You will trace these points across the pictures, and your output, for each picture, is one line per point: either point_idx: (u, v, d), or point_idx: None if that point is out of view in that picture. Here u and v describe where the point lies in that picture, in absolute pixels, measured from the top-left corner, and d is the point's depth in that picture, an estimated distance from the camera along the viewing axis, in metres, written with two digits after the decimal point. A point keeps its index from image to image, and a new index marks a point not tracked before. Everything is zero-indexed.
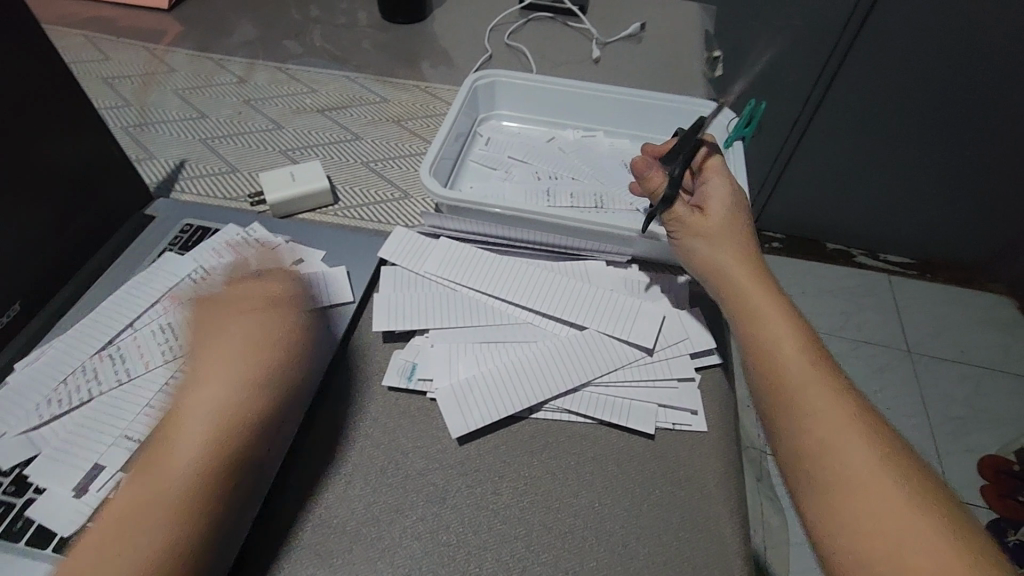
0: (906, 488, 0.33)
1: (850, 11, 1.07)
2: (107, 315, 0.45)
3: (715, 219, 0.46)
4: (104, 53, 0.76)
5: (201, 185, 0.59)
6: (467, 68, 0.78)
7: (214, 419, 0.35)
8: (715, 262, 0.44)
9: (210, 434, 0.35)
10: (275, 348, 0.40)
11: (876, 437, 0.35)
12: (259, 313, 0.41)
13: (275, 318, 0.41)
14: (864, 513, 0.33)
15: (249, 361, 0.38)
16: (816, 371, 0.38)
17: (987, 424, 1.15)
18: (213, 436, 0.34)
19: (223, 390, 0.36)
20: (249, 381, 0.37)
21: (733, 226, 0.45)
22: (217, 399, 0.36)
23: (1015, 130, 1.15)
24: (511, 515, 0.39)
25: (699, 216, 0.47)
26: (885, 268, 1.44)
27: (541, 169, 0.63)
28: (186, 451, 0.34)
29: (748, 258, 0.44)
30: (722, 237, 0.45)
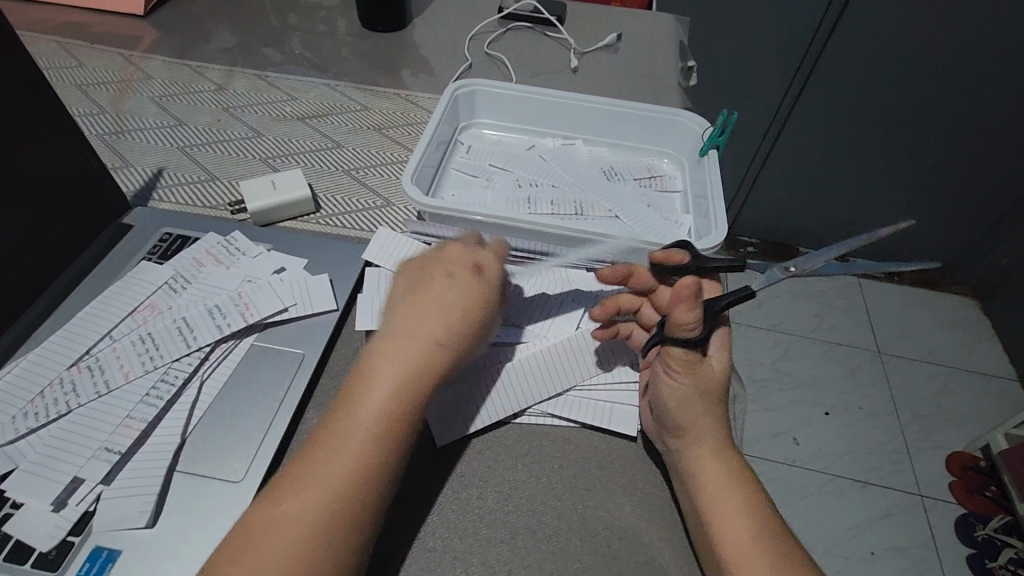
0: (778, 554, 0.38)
1: (818, 20, 1.12)
2: (86, 325, 0.44)
3: (705, 373, 0.43)
4: (78, 59, 0.75)
5: (180, 194, 0.59)
6: (447, 76, 0.79)
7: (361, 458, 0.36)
8: (679, 400, 0.42)
9: (359, 468, 0.36)
10: (422, 375, 0.39)
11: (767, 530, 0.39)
12: (419, 327, 0.40)
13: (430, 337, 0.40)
14: (727, 523, 0.39)
15: (388, 390, 0.38)
16: (727, 483, 0.41)
17: (954, 422, 1.19)
18: (377, 438, 0.37)
19: (397, 393, 0.38)
20: (386, 413, 0.37)
21: (710, 383, 0.43)
22: (391, 401, 0.38)
23: (971, 138, 1.20)
24: (497, 519, 0.40)
25: (700, 368, 0.42)
26: (854, 271, 1.48)
27: (522, 177, 0.64)
28: (352, 448, 0.36)
29: (707, 404, 0.43)
30: (698, 383, 0.42)
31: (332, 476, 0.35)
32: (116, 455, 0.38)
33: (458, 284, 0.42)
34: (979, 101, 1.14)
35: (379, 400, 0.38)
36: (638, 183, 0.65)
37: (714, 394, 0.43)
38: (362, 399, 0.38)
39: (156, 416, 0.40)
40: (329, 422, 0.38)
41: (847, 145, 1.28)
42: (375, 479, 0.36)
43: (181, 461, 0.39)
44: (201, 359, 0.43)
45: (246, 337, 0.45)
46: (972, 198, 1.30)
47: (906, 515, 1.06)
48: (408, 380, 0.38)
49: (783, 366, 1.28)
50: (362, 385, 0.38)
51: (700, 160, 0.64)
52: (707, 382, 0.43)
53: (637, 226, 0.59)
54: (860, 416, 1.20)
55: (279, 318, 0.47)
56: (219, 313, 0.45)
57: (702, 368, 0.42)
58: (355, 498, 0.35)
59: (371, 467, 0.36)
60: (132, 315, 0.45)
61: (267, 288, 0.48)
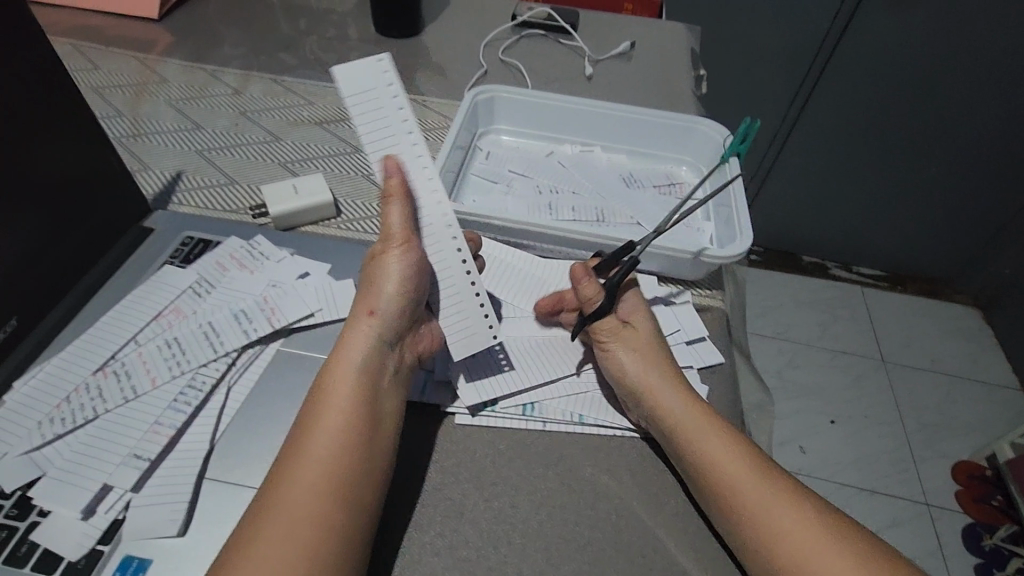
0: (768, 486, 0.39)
1: (826, 29, 1.12)
2: (111, 330, 0.44)
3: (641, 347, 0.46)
4: (93, 62, 0.74)
5: (200, 197, 0.58)
6: (462, 82, 0.79)
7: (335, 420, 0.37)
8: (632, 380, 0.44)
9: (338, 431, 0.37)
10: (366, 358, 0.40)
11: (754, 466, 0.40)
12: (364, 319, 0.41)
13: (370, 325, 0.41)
14: (718, 474, 0.40)
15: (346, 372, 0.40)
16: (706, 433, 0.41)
17: (959, 431, 1.19)
18: (343, 448, 0.36)
19: (347, 394, 0.38)
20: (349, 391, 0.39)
21: (651, 355, 0.45)
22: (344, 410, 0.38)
23: (975, 148, 1.20)
24: (530, 529, 0.39)
25: (620, 334, 0.46)
26: (859, 280, 1.49)
27: (542, 183, 0.64)
28: (318, 459, 0.36)
29: (658, 371, 0.44)
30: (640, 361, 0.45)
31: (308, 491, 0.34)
32: (146, 462, 0.37)
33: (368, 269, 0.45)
34: (985, 112, 1.14)
35: (336, 411, 0.38)
36: (658, 190, 0.65)
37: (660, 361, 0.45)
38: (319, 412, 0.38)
39: (184, 422, 0.40)
40: (292, 447, 0.37)
41: (851, 154, 1.28)
42: (354, 485, 0.36)
43: (210, 468, 0.38)
44: (228, 365, 0.43)
45: (272, 342, 0.45)
46: (975, 207, 1.31)
47: (914, 524, 1.06)
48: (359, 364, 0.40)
49: (789, 374, 1.28)
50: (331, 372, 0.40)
51: (721, 167, 0.64)
52: (637, 348, 0.46)
53: (659, 234, 0.59)
54: (867, 424, 1.20)
55: (306, 323, 0.46)
56: (245, 318, 0.45)
57: (631, 334, 0.46)
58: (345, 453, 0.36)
59: (341, 453, 0.36)
60: (157, 320, 0.45)
61: (293, 293, 0.47)
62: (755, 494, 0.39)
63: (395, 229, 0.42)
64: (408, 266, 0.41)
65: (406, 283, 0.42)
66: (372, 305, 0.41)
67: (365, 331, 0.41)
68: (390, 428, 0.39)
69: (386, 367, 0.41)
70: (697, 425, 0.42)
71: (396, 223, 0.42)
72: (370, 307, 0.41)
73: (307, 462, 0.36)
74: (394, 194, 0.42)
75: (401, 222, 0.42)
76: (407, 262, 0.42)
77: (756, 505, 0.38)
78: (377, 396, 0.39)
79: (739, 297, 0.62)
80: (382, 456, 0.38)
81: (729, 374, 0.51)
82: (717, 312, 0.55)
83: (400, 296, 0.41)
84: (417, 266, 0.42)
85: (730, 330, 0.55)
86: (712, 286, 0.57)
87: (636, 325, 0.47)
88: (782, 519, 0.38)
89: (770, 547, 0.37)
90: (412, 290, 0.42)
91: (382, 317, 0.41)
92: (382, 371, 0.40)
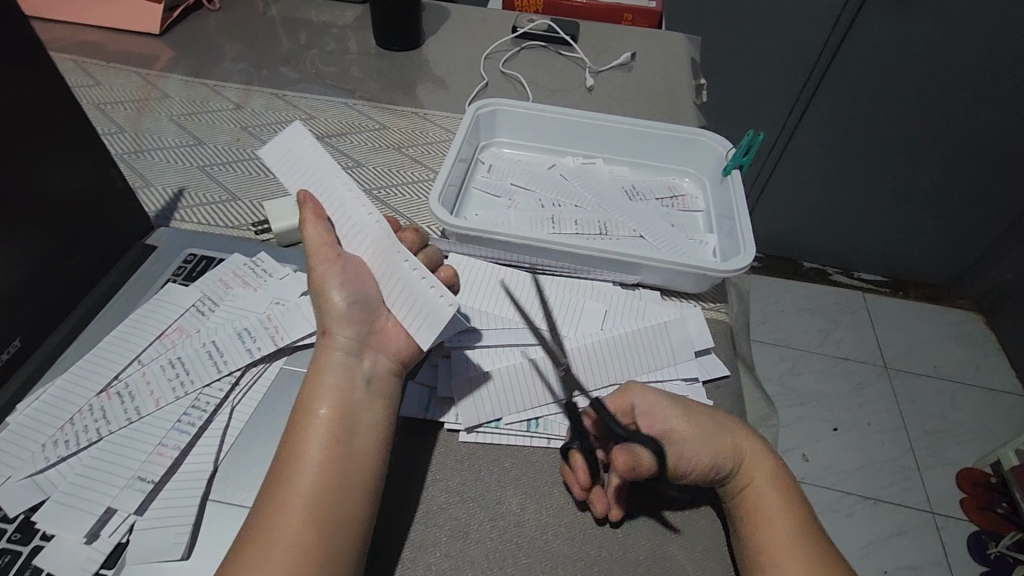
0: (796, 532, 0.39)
1: (824, 38, 1.13)
2: (115, 348, 0.44)
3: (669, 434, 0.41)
4: (95, 78, 0.75)
5: (202, 214, 0.58)
6: (462, 94, 0.79)
7: (330, 425, 0.36)
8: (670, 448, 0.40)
9: (328, 439, 0.36)
10: (326, 380, 0.38)
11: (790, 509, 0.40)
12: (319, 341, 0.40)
13: (324, 344, 0.39)
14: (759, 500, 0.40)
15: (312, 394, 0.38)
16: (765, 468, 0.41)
17: (964, 437, 1.18)
18: (330, 471, 0.35)
19: (326, 409, 0.37)
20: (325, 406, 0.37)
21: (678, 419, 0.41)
22: (329, 433, 0.36)
23: (974, 154, 1.20)
24: (536, 549, 0.39)
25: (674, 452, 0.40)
26: (860, 286, 1.49)
27: (544, 196, 0.64)
28: (308, 468, 0.35)
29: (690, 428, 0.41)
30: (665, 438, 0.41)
31: (295, 513, 0.33)
32: (150, 484, 0.37)
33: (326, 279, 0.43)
34: (983, 118, 1.15)
35: (320, 433, 0.36)
36: (660, 202, 0.65)
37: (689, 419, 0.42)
38: (302, 437, 0.36)
39: (188, 444, 0.39)
40: (275, 471, 0.36)
41: (850, 161, 1.29)
42: (341, 507, 0.35)
43: (214, 489, 0.38)
44: (231, 385, 0.43)
45: (275, 360, 0.45)
46: (975, 213, 1.31)
47: (918, 532, 1.05)
48: (321, 384, 0.38)
49: (791, 381, 1.28)
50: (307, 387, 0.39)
51: (723, 179, 0.64)
52: (685, 434, 0.41)
53: (662, 246, 0.59)
54: (870, 431, 1.19)
55: (308, 341, 0.46)
56: (248, 336, 0.45)
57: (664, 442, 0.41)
58: (336, 461, 0.36)
59: (330, 463, 0.35)
60: (161, 339, 0.45)
61: (296, 311, 0.47)
62: (765, 505, 0.40)
63: (313, 246, 0.41)
64: (338, 275, 0.40)
65: (348, 293, 0.39)
66: (324, 323, 0.40)
67: (326, 349, 0.39)
68: (374, 450, 0.37)
69: (358, 379, 0.39)
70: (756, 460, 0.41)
71: (312, 240, 0.41)
72: (324, 326, 0.40)
73: (295, 480, 0.35)
74: (304, 219, 0.42)
75: (322, 238, 0.41)
76: (337, 271, 0.40)
77: (768, 515, 0.39)
78: (356, 413, 0.37)
79: (742, 309, 0.63)
80: (371, 472, 0.37)
81: (734, 388, 0.51)
82: (722, 326, 0.55)
83: (343, 303, 0.39)
84: (346, 273, 0.40)
85: (734, 344, 0.55)
86: (716, 300, 0.57)
87: (661, 417, 0.41)
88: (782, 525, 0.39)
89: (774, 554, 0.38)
90: (357, 296, 0.40)
91: (338, 331, 0.39)
92: (353, 383, 0.38)
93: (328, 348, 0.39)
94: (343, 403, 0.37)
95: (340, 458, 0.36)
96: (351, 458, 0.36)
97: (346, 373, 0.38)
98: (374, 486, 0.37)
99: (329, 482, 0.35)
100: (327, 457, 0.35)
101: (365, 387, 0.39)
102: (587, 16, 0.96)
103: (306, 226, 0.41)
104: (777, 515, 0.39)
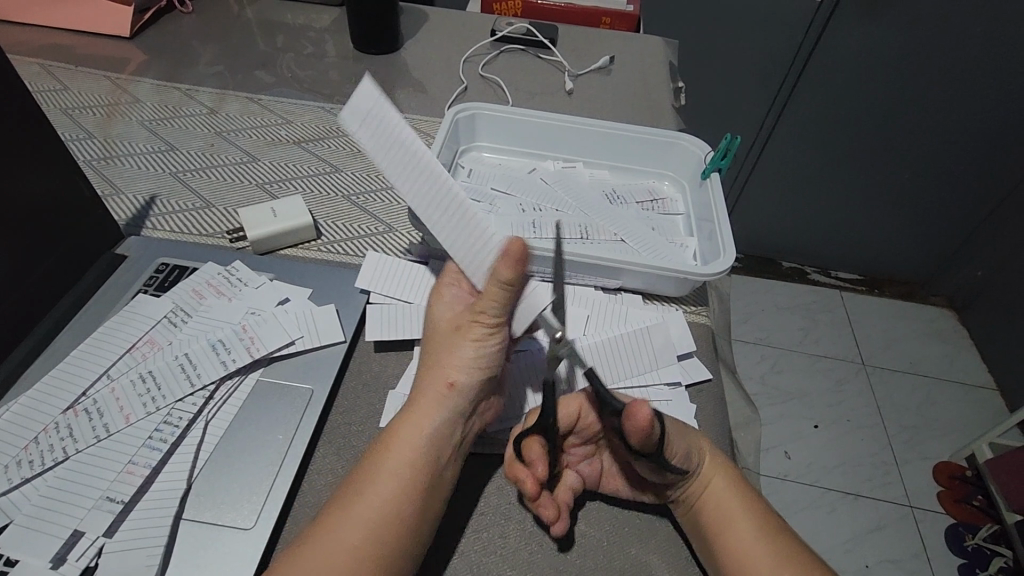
0: (763, 533, 0.40)
1: (798, 44, 1.14)
2: (81, 363, 0.42)
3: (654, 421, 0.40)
4: (62, 82, 0.72)
5: (175, 221, 0.57)
6: (441, 98, 0.78)
7: (406, 473, 0.37)
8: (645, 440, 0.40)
9: (400, 486, 0.36)
10: (433, 435, 0.38)
11: (754, 512, 0.41)
12: (435, 387, 0.39)
13: (442, 396, 0.39)
14: (724, 513, 0.40)
15: (413, 445, 0.37)
16: (723, 480, 0.41)
17: (939, 432, 1.21)
18: (384, 521, 0.35)
19: (410, 458, 0.37)
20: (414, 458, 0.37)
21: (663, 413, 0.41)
22: (393, 486, 0.36)
23: (945, 154, 1.23)
24: (520, 560, 0.39)
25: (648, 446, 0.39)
26: (838, 284, 1.51)
27: (525, 201, 0.63)
28: (369, 511, 0.35)
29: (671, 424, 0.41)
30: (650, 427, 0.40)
31: (341, 559, 0.33)
32: (120, 504, 0.36)
33: (440, 324, 0.43)
34: (952, 120, 1.17)
35: (390, 478, 0.36)
36: (640, 206, 0.65)
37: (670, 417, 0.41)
38: (364, 486, 0.36)
39: (160, 461, 0.38)
40: (325, 515, 0.36)
41: (826, 162, 1.31)
42: (398, 560, 0.35)
43: (188, 508, 0.37)
44: (205, 399, 0.42)
45: (251, 372, 0.44)
46: (946, 211, 1.34)
47: (897, 526, 1.07)
48: (426, 439, 0.38)
49: (773, 380, 1.29)
50: (404, 430, 0.38)
51: (702, 182, 0.64)
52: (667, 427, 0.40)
53: (643, 250, 0.59)
54: (850, 428, 1.21)
55: (285, 352, 0.45)
56: (224, 349, 0.44)
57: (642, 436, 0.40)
58: (401, 505, 0.36)
59: (397, 509, 0.36)
60: (131, 352, 0.44)
61: (272, 321, 0.46)
62: (726, 509, 0.40)
63: (494, 312, 0.39)
64: (493, 349, 0.40)
65: (490, 364, 0.40)
66: (451, 377, 0.39)
67: (441, 401, 0.39)
68: (437, 503, 0.38)
69: (453, 437, 0.39)
70: (717, 472, 0.41)
71: (490, 309, 0.39)
72: (449, 379, 0.39)
73: (349, 522, 0.35)
74: (499, 283, 0.37)
75: (503, 313, 0.39)
76: (492, 345, 0.40)
77: (732, 511, 0.40)
78: (439, 469, 0.38)
79: (723, 311, 0.63)
80: (427, 519, 0.37)
81: (716, 392, 0.51)
82: (704, 330, 0.55)
83: (483, 374, 0.40)
84: (498, 351, 0.40)
85: (716, 347, 0.55)
86: (697, 303, 0.57)
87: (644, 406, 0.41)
88: (749, 523, 0.40)
89: (747, 551, 0.38)
90: (492, 371, 0.40)
91: (464, 393, 0.39)
92: (447, 443, 0.38)
93: (444, 406, 0.39)
94: (437, 464, 0.38)
95: (409, 505, 0.36)
96: (420, 511, 0.36)
97: (448, 436, 0.39)
98: (428, 536, 0.37)
99: (389, 523, 0.35)
100: (398, 504, 0.36)
101: (456, 446, 0.39)
102: (567, 20, 0.96)
103: (498, 286, 0.38)
104: (739, 511, 0.40)
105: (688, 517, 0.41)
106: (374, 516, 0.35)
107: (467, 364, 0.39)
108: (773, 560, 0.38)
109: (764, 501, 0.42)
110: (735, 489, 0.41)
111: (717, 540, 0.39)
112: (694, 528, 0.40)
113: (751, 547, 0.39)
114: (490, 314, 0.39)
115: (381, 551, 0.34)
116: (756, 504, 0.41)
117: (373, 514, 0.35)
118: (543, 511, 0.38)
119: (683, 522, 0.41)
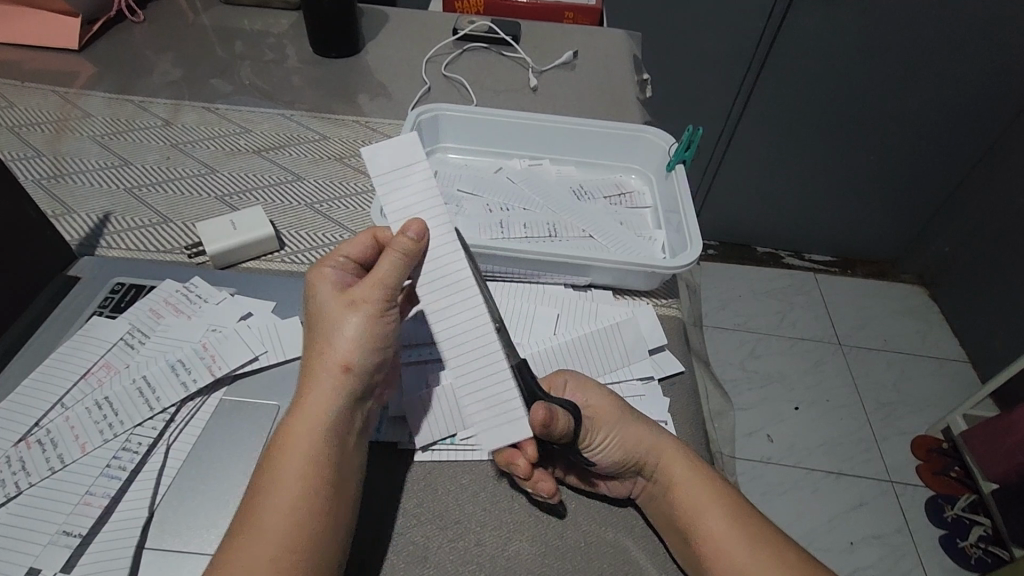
0: (735, 515, 0.40)
1: (761, 32, 1.15)
2: (31, 393, 0.41)
3: (614, 415, 0.42)
4: (8, 99, 0.70)
5: (131, 239, 0.55)
6: (405, 101, 0.77)
7: (310, 454, 0.36)
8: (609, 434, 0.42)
9: (306, 467, 0.35)
10: (332, 422, 0.37)
11: (724, 495, 0.41)
12: (330, 372, 0.37)
13: (342, 384, 0.37)
14: (694, 503, 0.40)
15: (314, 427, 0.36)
16: (691, 472, 0.42)
17: (914, 407, 1.23)
18: (300, 504, 0.35)
19: (309, 441, 0.36)
20: (313, 440, 0.36)
21: (625, 412, 0.43)
22: (301, 470, 0.35)
23: (908, 134, 1.26)
24: (497, 564, 0.38)
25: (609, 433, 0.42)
26: (811, 267, 1.53)
27: (491, 201, 0.62)
28: (285, 495, 0.35)
29: (632, 425, 0.43)
30: (618, 423, 0.42)
31: (261, 545, 0.33)
32: (76, 539, 0.35)
33: (317, 310, 0.40)
34: (914, 102, 1.20)
35: (294, 459, 0.36)
36: (608, 201, 0.65)
37: (633, 418, 0.43)
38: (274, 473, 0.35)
39: (119, 490, 0.37)
40: (247, 503, 0.35)
41: (796, 147, 1.32)
42: (325, 539, 0.35)
43: (150, 537, 0.36)
44: (165, 422, 0.40)
45: (215, 392, 0.43)
46: (913, 190, 1.37)
47: (879, 502, 1.08)
48: (321, 426, 0.36)
49: (751, 364, 1.30)
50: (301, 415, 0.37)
51: (668, 175, 0.64)
52: (620, 424, 0.42)
53: (612, 245, 0.58)
54: (828, 408, 1.22)
55: (248, 368, 0.44)
56: (183, 368, 0.42)
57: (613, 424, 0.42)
58: (315, 486, 0.35)
59: (309, 489, 0.35)
60: (86, 378, 0.42)
61: (234, 336, 0.45)
62: (694, 499, 0.41)
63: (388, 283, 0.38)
64: (389, 323, 0.39)
65: (385, 338, 0.39)
66: (346, 359, 0.37)
67: (338, 387, 0.37)
68: (347, 487, 0.37)
69: (354, 421, 0.39)
70: (685, 464, 0.42)
71: (389, 281, 0.38)
72: (342, 362, 0.37)
73: (263, 510, 0.34)
74: (398, 252, 0.38)
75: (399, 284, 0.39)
76: (386, 321, 0.39)
77: (696, 506, 0.40)
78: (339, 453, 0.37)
79: (693, 303, 0.63)
80: (344, 500, 0.37)
81: (689, 384, 0.51)
82: (675, 322, 0.55)
83: (377, 353, 0.39)
84: (391, 324, 0.40)
85: (687, 339, 0.55)
86: (668, 296, 0.57)
87: (588, 399, 0.43)
88: (717, 520, 0.40)
89: (715, 548, 0.39)
90: (384, 348, 0.39)
91: (359, 375, 0.38)
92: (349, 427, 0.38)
93: (341, 396, 0.37)
94: (332, 452, 0.37)
95: (318, 484, 0.35)
96: (327, 490, 0.36)
97: (343, 423, 0.38)
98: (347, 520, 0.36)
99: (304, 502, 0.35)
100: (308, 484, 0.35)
101: (353, 432, 0.39)
102: (529, 17, 0.95)
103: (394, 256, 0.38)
104: (706, 507, 0.40)
105: (660, 514, 0.41)
106: (287, 499, 0.34)
107: (366, 346, 0.38)
108: (743, 540, 0.39)
109: (732, 489, 0.42)
110: (704, 479, 0.42)
111: (690, 531, 0.40)
112: (670, 525, 0.41)
113: (722, 530, 0.39)
114: (386, 287, 0.39)
115: (299, 531, 0.34)
116: (725, 487, 0.42)
117: (286, 499, 0.34)
118: (542, 486, 0.40)
119: (653, 516, 0.42)
